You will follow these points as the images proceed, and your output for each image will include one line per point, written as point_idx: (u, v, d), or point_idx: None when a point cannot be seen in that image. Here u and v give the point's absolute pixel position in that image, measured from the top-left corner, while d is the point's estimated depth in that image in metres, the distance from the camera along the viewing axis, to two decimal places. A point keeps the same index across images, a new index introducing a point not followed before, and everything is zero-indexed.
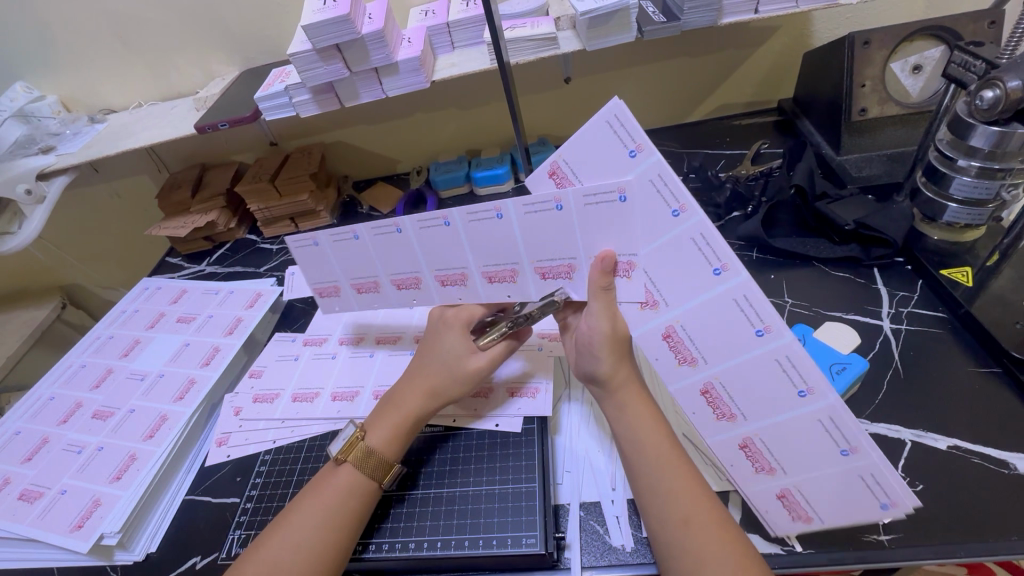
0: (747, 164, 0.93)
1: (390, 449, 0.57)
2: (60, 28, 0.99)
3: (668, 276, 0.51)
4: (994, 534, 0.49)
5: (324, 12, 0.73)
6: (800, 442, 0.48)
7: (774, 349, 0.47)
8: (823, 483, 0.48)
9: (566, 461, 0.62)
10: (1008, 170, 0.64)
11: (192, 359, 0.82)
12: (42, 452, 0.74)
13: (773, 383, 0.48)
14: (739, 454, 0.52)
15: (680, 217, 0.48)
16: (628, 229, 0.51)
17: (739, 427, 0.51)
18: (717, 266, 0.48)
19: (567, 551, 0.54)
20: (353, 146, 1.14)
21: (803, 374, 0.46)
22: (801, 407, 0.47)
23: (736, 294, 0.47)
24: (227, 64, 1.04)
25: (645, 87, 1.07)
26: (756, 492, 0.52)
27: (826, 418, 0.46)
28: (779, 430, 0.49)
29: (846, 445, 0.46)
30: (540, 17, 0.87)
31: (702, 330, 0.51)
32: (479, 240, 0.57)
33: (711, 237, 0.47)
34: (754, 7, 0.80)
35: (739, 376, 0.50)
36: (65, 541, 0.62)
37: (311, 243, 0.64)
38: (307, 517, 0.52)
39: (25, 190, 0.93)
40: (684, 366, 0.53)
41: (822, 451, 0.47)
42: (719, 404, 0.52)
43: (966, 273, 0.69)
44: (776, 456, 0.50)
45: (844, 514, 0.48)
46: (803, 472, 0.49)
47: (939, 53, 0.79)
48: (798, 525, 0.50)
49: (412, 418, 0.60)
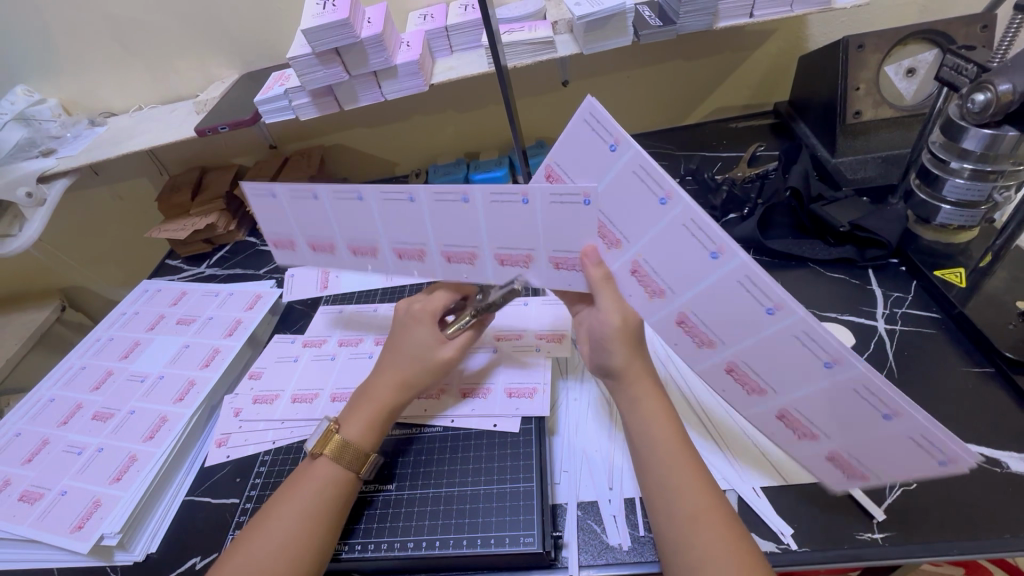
0: (744, 166, 0.93)
1: (366, 441, 0.58)
2: (61, 32, 1.00)
3: (672, 264, 0.50)
4: (987, 532, 0.50)
5: (323, 16, 0.74)
6: (837, 410, 0.48)
7: (789, 326, 0.47)
8: (868, 445, 0.48)
9: (564, 460, 0.62)
10: (1000, 171, 0.64)
11: (192, 360, 0.83)
12: (42, 454, 0.74)
13: (795, 358, 0.48)
14: (779, 423, 0.53)
15: (668, 205, 0.47)
16: (625, 219, 0.50)
17: (773, 399, 0.52)
18: (713, 250, 0.47)
19: (563, 550, 0.55)
20: (352, 149, 1.15)
21: (825, 348, 0.45)
22: (829, 379, 0.47)
23: (738, 276, 0.47)
24: (227, 68, 1.05)
25: (643, 90, 1.08)
26: (810, 457, 0.53)
27: (856, 387, 0.46)
28: (812, 401, 0.49)
29: (886, 409, 0.45)
30: (537, 21, 0.88)
31: (713, 313, 0.51)
32: (442, 222, 0.58)
33: (702, 221, 0.46)
34: (749, 11, 0.80)
35: (758, 355, 0.50)
36: (65, 542, 0.63)
37: (268, 194, 0.63)
38: (286, 511, 0.53)
39: (26, 193, 0.94)
40: (705, 349, 0.54)
41: (863, 417, 0.47)
42: (747, 380, 0.53)
43: (959, 274, 0.70)
44: (815, 423, 0.50)
45: (898, 470, 0.48)
46: (846, 436, 0.49)
47: (931, 57, 0.80)
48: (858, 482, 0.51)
49: (387, 409, 0.60)
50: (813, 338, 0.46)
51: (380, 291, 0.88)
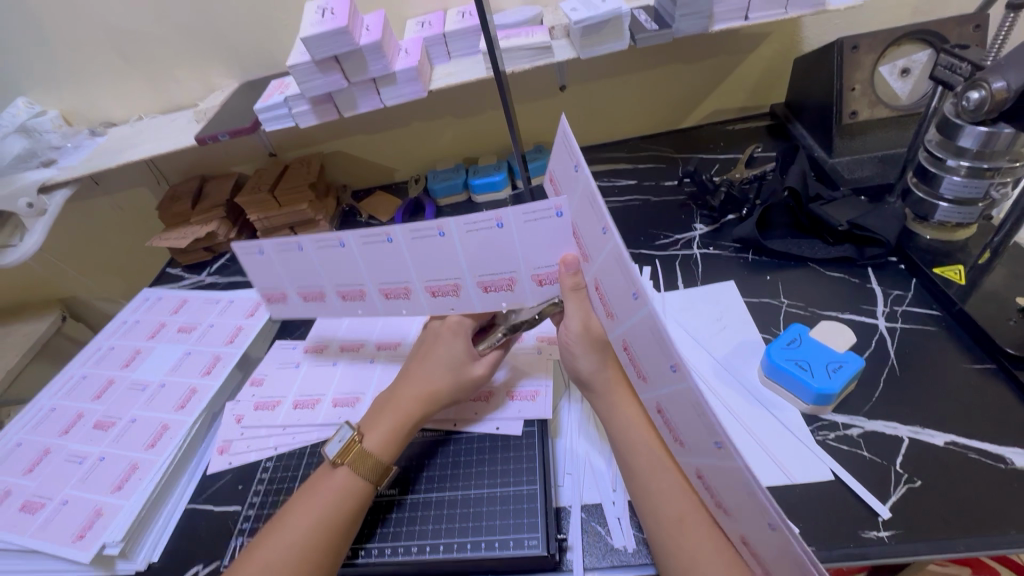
0: (741, 168, 0.93)
1: (387, 452, 0.58)
2: (62, 44, 1.00)
3: (612, 293, 0.49)
4: (993, 529, 0.49)
5: (323, 24, 0.75)
6: (731, 490, 0.41)
7: (686, 387, 0.41)
8: (763, 543, 0.40)
9: (567, 463, 0.62)
10: (998, 168, 0.65)
11: (193, 368, 0.83)
12: (43, 463, 0.74)
13: (695, 420, 0.42)
14: (699, 485, 0.46)
15: (607, 236, 0.46)
16: (584, 233, 0.50)
17: (688, 454, 0.46)
18: (634, 292, 0.44)
19: (568, 553, 0.54)
20: (351, 155, 1.15)
21: (711, 422, 0.39)
22: (721, 459, 0.40)
23: (650, 324, 0.43)
24: (226, 77, 1.05)
25: (640, 94, 1.08)
26: (723, 529, 0.45)
27: (741, 477, 0.38)
28: (714, 473, 0.42)
29: (770, 518, 0.37)
30: (534, 27, 0.89)
31: (643, 351, 0.47)
32: (475, 251, 0.56)
33: (625, 260, 0.43)
34: (744, 14, 0.81)
35: (676, 406, 0.44)
36: (66, 551, 0.62)
37: (296, 247, 0.62)
38: (300, 519, 0.53)
39: (27, 203, 0.94)
40: (643, 381, 0.49)
41: (753, 513, 0.39)
42: (671, 426, 0.47)
43: (958, 271, 0.70)
44: (722, 499, 0.43)
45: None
46: (749, 529, 0.41)
47: (926, 57, 0.81)
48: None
49: (412, 419, 0.60)
50: (706, 410, 0.40)
51: None
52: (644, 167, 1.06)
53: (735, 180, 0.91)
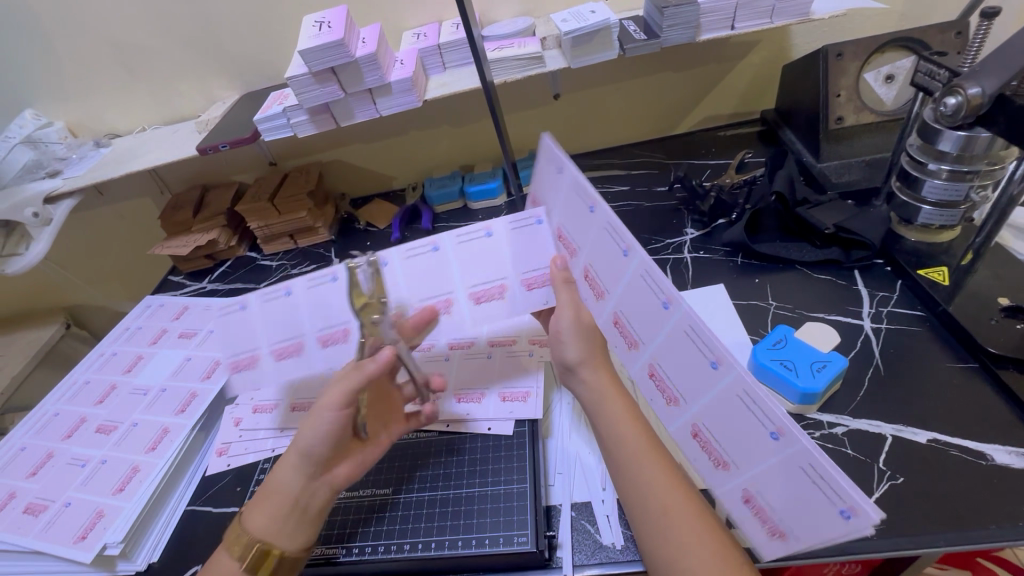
0: (732, 172, 0.95)
1: (250, 525, 0.53)
2: (68, 58, 1.03)
3: (603, 269, 0.56)
4: (974, 524, 0.50)
5: (320, 38, 0.77)
6: (733, 421, 0.46)
7: (680, 318, 0.49)
8: (771, 480, 0.44)
9: (559, 462, 0.63)
10: (977, 171, 0.67)
11: (194, 373, 0.84)
12: (47, 467, 0.75)
13: (694, 356, 0.49)
14: (695, 445, 0.50)
15: (595, 210, 0.54)
16: (573, 223, 0.58)
17: (686, 410, 0.51)
18: (623, 249, 0.52)
19: (558, 550, 0.55)
20: (350, 164, 1.17)
21: (707, 342, 0.47)
22: (719, 380, 0.47)
23: (642, 272, 0.51)
24: (227, 89, 1.08)
25: (632, 102, 1.10)
26: (724, 494, 0.48)
27: (740, 391, 0.45)
28: (714, 409, 0.48)
29: (773, 424, 0.42)
30: (525, 37, 0.91)
31: (636, 314, 0.54)
32: (466, 261, 0.63)
33: (614, 222, 0.52)
34: (730, 23, 0.83)
35: (671, 355, 0.51)
36: (69, 552, 0.64)
37: (284, 291, 0.65)
38: None
39: (33, 213, 0.97)
40: (632, 350, 0.56)
41: (757, 435, 0.44)
42: (664, 387, 0.53)
43: (942, 273, 0.71)
44: (724, 444, 0.48)
45: (805, 525, 0.41)
46: (753, 466, 0.45)
47: (909, 63, 0.83)
48: (778, 543, 0.44)
49: (279, 483, 0.54)
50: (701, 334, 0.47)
51: None
52: (636, 174, 1.07)
53: (726, 185, 0.92)
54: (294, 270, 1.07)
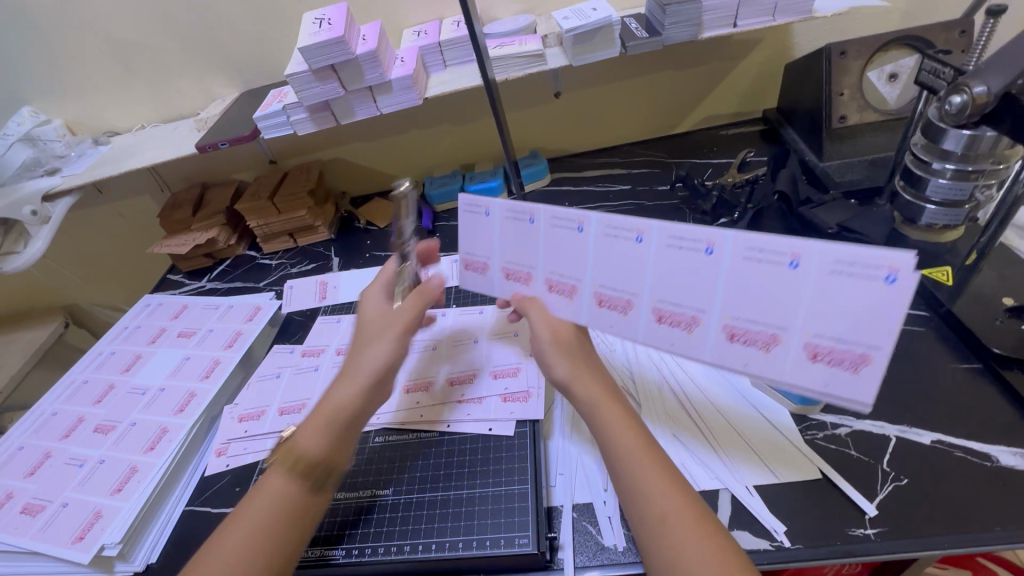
0: (734, 172, 0.96)
1: (320, 454, 0.53)
2: (67, 56, 1.03)
3: (569, 258, 0.55)
4: (979, 526, 0.50)
5: (320, 35, 0.77)
6: (753, 291, 0.45)
7: (658, 240, 0.49)
8: (814, 313, 0.43)
9: (560, 463, 0.63)
10: (982, 170, 0.65)
11: (192, 372, 0.84)
12: (45, 466, 0.75)
13: (684, 267, 0.48)
14: (737, 348, 0.47)
15: (537, 218, 0.55)
16: (522, 245, 0.57)
17: (709, 325, 0.48)
18: (577, 225, 0.53)
19: (559, 552, 0.55)
20: (350, 163, 1.17)
21: (691, 236, 0.47)
22: (715, 266, 0.47)
23: (604, 229, 0.51)
24: (227, 86, 1.07)
25: (634, 101, 1.10)
26: (793, 371, 0.45)
27: (743, 258, 0.45)
28: (734, 296, 0.46)
29: (787, 256, 0.43)
30: (527, 35, 0.90)
31: (614, 275, 0.52)
32: (455, 356, 0.74)
33: (558, 210, 0.53)
34: (733, 21, 0.82)
35: (663, 283, 0.50)
36: (66, 552, 0.63)
37: (312, 369, 0.79)
38: (228, 551, 0.48)
39: (30, 211, 0.96)
40: (630, 313, 0.52)
41: (779, 282, 0.44)
42: (674, 318, 0.50)
43: (946, 273, 0.71)
44: (759, 322, 0.46)
45: (872, 323, 0.41)
46: (795, 314, 0.44)
47: (913, 61, 0.82)
48: (868, 370, 0.42)
49: (347, 421, 0.55)
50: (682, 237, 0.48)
51: None
52: (638, 172, 1.07)
53: (728, 185, 0.92)
54: (294, 269, 1.06)
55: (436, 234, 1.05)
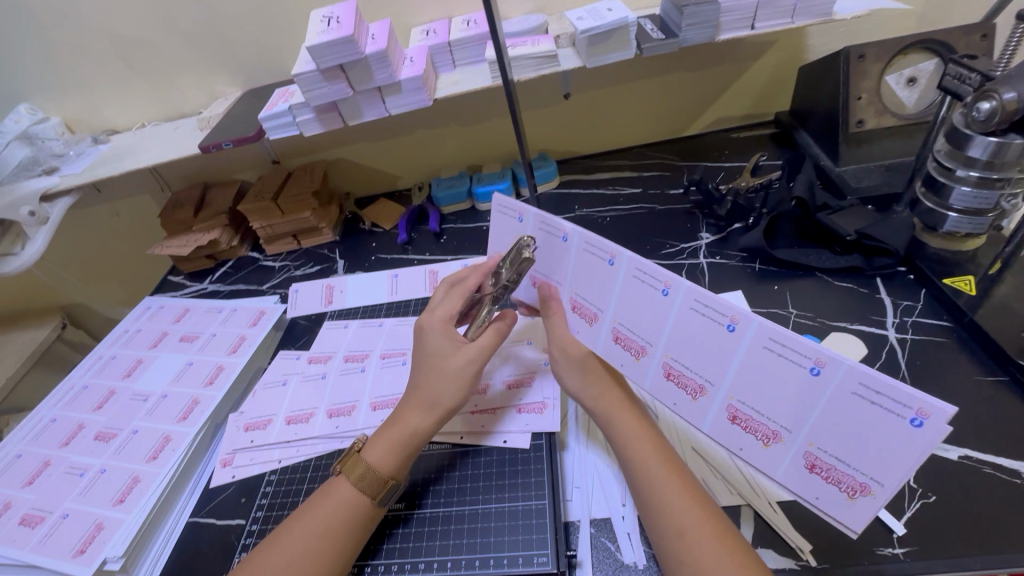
0: (746, 176, 0.92)
1: (387, 466, 0.57)
2: (66, 52, 1.00)
3: (592, 288, 0.55)
4: (1012, 546, 0.49)
5: (328, 33, 0.75)
6: (769, 381, 0.45)
7: (684, 299, 0.48)
8: (827, 428, 0.43)
9: (576, 475, 0.61)
10: (1008, 179, 0.64)
11: (196, 378, 0.82)
12: (43, 476, 0.73)
13: (705, 334, 0.48)
14: (737, 430, 0.48)
15: (569, 239, 0.55)
16: (551, 259, 0.58)
17: (715, 398, 0.49)
18: (609, 258, 0.52)
19: (577, 569, 0.53)
20: (354, 163, 1.15)
21: (718, 310, 0.46)
22: (739, 343, 0.46)
23: (633, 272, 0.51)
24: (230, 85, 1.05)
25: (644, 103, 1.08)
26: (785, 472, 0.46)
27: (769, 345, 0.44)
28: (746, 378, 0.46)
29: (810, 362, 0.42)
30: (539, 35, 0.89)
31: (635, 318, 0.52)
32: None
33: (592, 238, 0.53)
34: (751, 23, 0.81)
35: (681, 345, 0.49)
36: (66, 566, 0.61)
37: (319, 376, 0.78)
38: (295, 542, 0.51)
39: (29, 212, 0.94)
40: (641, 359, 0.53)
41: (795, 381, 0.43)
42: (685, 381, 0.50)
43: (969, 282, 0.70)
44: (767, 415, 0.46)
45: (884, 459, 0.40)
46: (804, 422, 0.44)
47: (933, 66, 0.80)
48: (864, 500, 0.42)
49: (412, 440, 0.58)
50: (709, 304, 0.47)
51: (386, 305, 0.88)
52: (648, 175, 1.05)
53: (741, 189, 0.89)
54: (298, 271, 1.04)
55: (444, 237, 1.03)
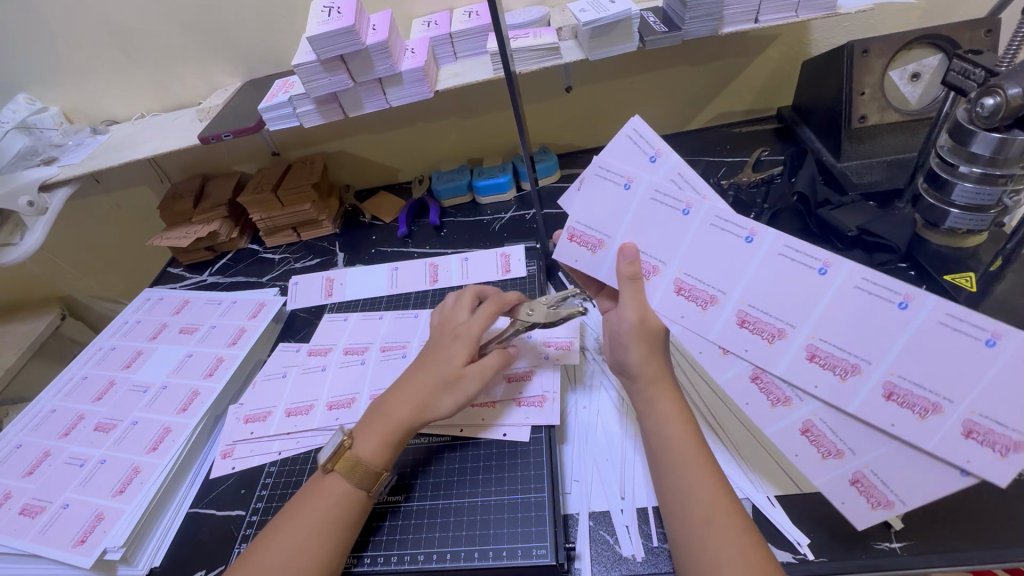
0: (749, 171, 0.94)
1: (379, 459, 0.57)
2: (63, 41, 0.99)
3: (714, 268, 0.53)
4: (1008, 541, 0.49)
5: (328, 24, 0.74)
6: (937, 353, 0.43)
7: (847, 277, 0.46)
8: (994, 393, 0.41)
9: (575, 469, 0.61)
10: (1011, 175, 0.63)
11: (195, 370, 0.82)
12: (44, 466, 0.73)
13: (866, 310, 0.46)
14: (891, 407, 0.45)
15: (692, 211, 0.53)
16: (658, 234, 0.55)
17: (870, 376, 0.46)
18: (745, 235, 0.50)
19: (576, 561, 0.53)
20: (354, 155, 1.14)
21: (889, 287, 0.44)
22: (909, 321, 0.44)
23: (777, 248, 0.49)
24: (230, 75, 1.04)
25: (646, 97, 1.08)
26: (938, 444, 0.43)
27: (938, 322, 0.42)
28: (912, 353, 0.44)
29: (986, 333, 0.40)
30: (541, 27, 0.88)
31: (769, 297, 0.50)
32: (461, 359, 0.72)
33: (725, 214, 0.51)
34: (755, 16, 0.80)
35: (829, 322, 0.48)
36: (68, 556, 0.61)
37: (319, 368, 0.77)
38: (290, 538, 0.52)
39: (28, 202, 0.93)
40: (777, 342, 0.51)
41: (964, 355, 0.42)
42: (833, 362, 0.48)
43: (969, 278, 0.70)
44: (928, 388, 0.43)
45: (924, 487, 0.45)
46: (965, 391, 0.42)
47: (936, 61, 0.80)
48: (1016, 458, 0.40)
49: (402, 431, 0.58)
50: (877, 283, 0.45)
51: (387, 298, 0.89)
52: None
53: (743, 184, 0.91)
54: (298, 264, 1.04)
55: (444, 230, 1.03)
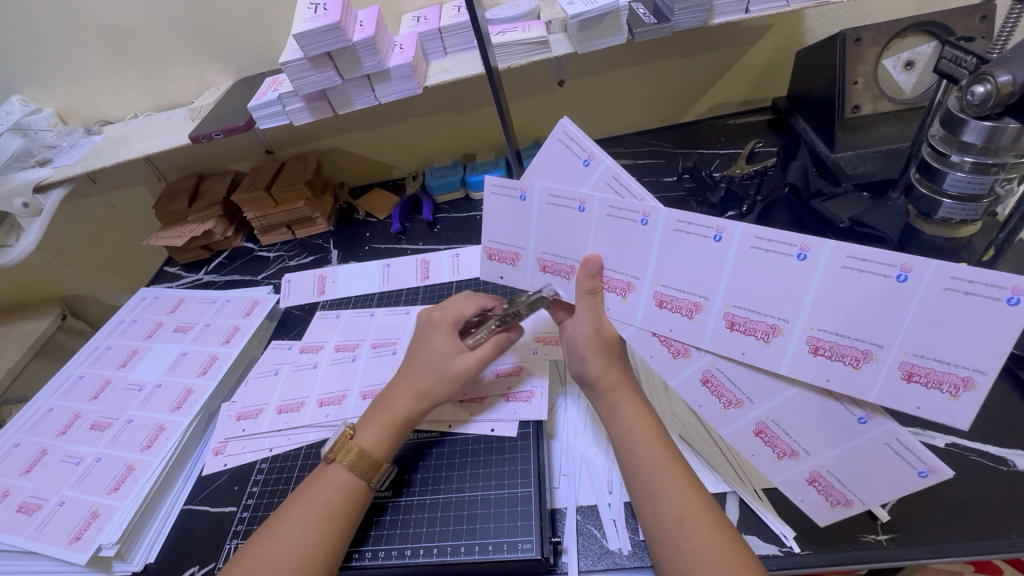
0: (742, 163, 0.93)
1: (380, 449, 0.58)
2: (55, 42, 1.00)
3: (624, 254, 0.51)
4: (994, 533, 0.49)
5: (315, 21, 0.74)
6: (849, 301, 0.41)
7: (741, 239, 0.45)
8: (919, 330, 0.39)
9: (563, 464, 0.61)
10: (1002, 164, 0.61)
11: (190, 368, 0.82)
12: (41, 464, 0.74)
13: (768, 274, 0.44)
14: (821, 363, 0.44)
15: (587, 207, 0.51)
16: (566, 237, 0.54)
17: (791, 334, 0.45)
18: (642, 216, 0.49)
19: (563, 555, 0.54)
20: (348, 152, 1.14)
21: (783, 240, 0.42)
22: (811, 274, 0.42)
23: (672, 222, 0.47)
24: (221, 74, 1.05)
25: (640, 90, 1.07)
26: (881, 393, 0.42)
27: (839, 272, 0.41)
28: (830, 305, 0.42)
29: (895, 268, 0.38)
30: (531, 21, 0.87)
31: (679, 271, 0.49)
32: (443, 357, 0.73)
33: (616, 200, 0.49)
34: (745, 6, 0.79)
35: (739, 288, 0.46)
36: (63, 553, 0.62)
37: (311, 365, 0.78)
38: (292, 527, 0.52)
39: (22, 203, 0.94)
40: (697, 317, 0.49)
41: (883, 296, 0.40)
42: (751, 327, 0.46)
43: None
44: (851, 336, 0.42)
45: (880, 489, 0.46)
46: (894, 332, 0.40)
47: (931, 49, 0.78)
48: (968, 396, 0.38)
49: (404, 419, 0.60)
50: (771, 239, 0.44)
51: (378, 295, 0.89)
52: (644, 162, 1.04)
53: (736, 176, 0.90)
54: (292, 262, 1.04)
55: (437, 227, 1.03)
